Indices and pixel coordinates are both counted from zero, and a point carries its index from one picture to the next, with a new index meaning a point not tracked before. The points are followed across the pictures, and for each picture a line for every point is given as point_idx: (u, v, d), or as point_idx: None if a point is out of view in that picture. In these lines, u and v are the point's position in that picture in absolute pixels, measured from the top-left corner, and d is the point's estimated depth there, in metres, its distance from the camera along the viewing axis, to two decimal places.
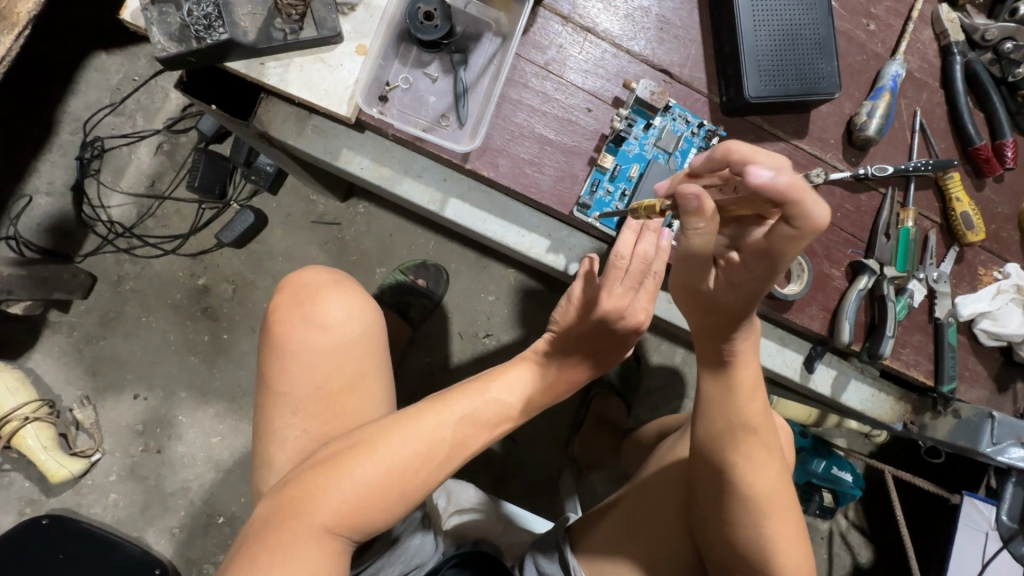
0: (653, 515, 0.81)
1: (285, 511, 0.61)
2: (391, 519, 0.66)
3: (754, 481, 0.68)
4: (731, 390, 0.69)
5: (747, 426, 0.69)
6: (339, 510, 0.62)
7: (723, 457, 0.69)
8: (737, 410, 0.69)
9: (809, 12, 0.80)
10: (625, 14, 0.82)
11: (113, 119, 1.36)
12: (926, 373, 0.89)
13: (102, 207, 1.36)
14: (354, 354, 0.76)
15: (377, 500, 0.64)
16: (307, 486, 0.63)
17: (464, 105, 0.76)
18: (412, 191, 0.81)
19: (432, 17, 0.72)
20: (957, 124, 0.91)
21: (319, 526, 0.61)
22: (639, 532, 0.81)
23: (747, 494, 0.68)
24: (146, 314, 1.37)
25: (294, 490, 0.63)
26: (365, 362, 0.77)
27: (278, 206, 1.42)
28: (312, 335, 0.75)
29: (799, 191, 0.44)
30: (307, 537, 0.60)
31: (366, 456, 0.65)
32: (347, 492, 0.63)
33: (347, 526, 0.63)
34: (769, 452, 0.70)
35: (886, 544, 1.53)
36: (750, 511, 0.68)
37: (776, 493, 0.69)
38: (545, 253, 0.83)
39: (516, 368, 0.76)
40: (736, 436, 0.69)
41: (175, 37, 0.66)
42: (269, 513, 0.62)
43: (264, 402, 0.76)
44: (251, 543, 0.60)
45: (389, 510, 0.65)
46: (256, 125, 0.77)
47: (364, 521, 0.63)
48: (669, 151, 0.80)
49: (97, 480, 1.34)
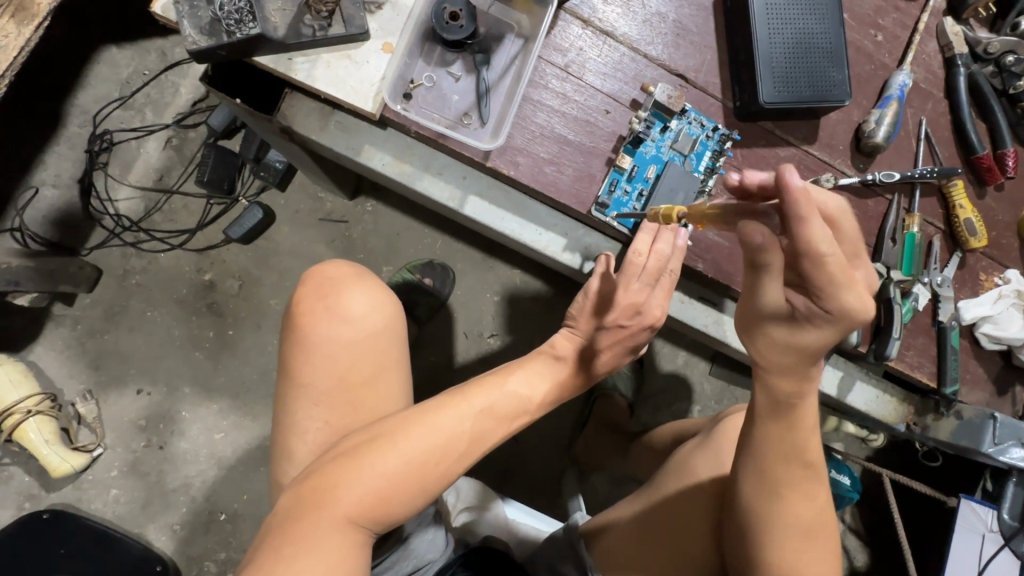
0: (681, 524, 0.83)
1: (307, 503, 0.61)
2: (410, 511, 0.66)
3: (801, 510, 0.68)
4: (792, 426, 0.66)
5: (802, 460, 0.68)
6: (361, 501, 0.62)
7: (770, 486, 0.68)
8: (794, 446, 0.67)
9: (822, 22, 0.82)
10: (642, 20, 0.84)
11: (122, 113, 1.36)
12: (929, 375, 0.91)
13: (109, 201, 1.36)
14: (374, 347, 0.77)
15: (398, 492, 0.64)
16: (329, 478, 0.63)
17: (486, 104, 0.78)
18: (432, 188, 0.82)
19: (457, 17, 0.73)
20: (960, 133, 0.93)
21: (342, 518, 0.61)
22: (665, 539, 0.83)
23: (789, 522, 0.68)
24: (151, 309, 1.37)
25: (316, 482, 0.63)
26: (386, 355, 0.78)
27: (286, 203, 1.42)
28: (334, 328, 0.76)
29: (800, 204, 0.46)
30: (330, 530, 0.60)
31: (387, 448, 0.65)
32: (368, 483, 0.63)
33: (367, 518, 0.62)
34: (814, 481, 0.69)
35: (883, 547, 1.55)
36: (791, 538, 0.68)
37: (818, 521, 0.69)
38: (561, 251, 0.84)
39: (534, 364, 0.76)
40: (782, 466, 0.68)
41: (206, 31, 0.68)
42: (292, 504, 0.62)
43: (284, 393, 0.77)
44: (274, 534, 0.60)
45: (409, 503, 0.65)
46: (280, 120, 0.77)
47: (384, 512, 0.64)
48: (685, 153, 0.81)
49: (98, 475, 1.33)
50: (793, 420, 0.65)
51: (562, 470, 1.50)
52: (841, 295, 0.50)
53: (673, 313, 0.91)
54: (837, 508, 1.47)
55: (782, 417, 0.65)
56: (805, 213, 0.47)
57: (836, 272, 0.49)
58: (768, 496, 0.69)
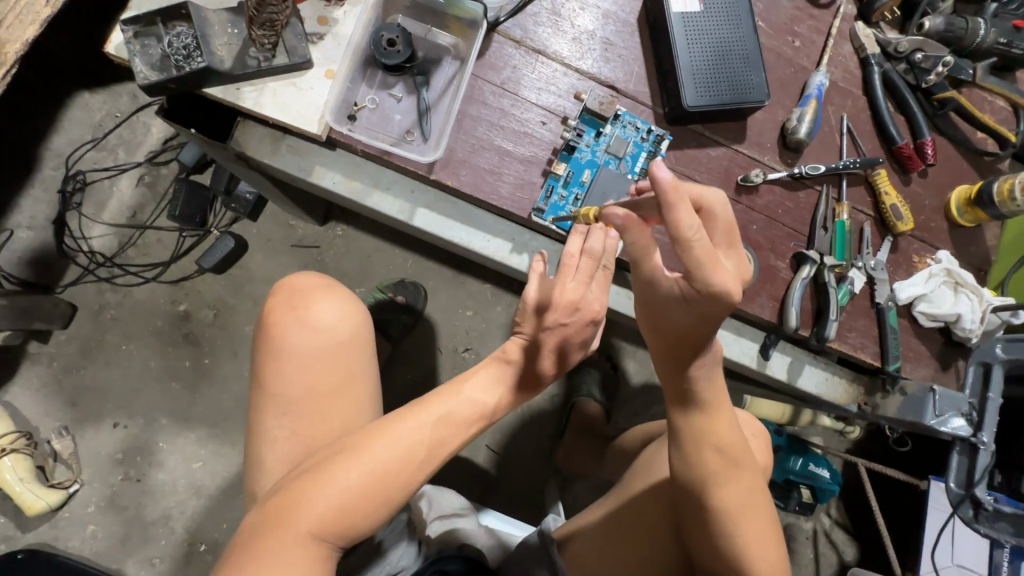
0: (642, 523, 0.86)
1: (274, 519, 0.65)
2: (374, 522, 0.69)
3: (728, 493, 0.72)
4: (704, 412, 0.72)
5: (716, 443, 0.72)
6: (325, 514, 0.65)
7: (701, 475, 0.72)
8: (705, 430, 0.72)
9: (736, 31, 0.89)
10: (572, 38, 0.90)
11: (95, 153, 1.41)
12: (872, 355, 0.95)
13: (83, 239, 1.39)
14: (344, 357, 0.79)
15: (362, 504, 0.67)
16: (294, 493, 0.66)
17: (427, 121, 0.83)
18: (381, 203, 0.85)
19: (395, 43, 0.79)
20: (880, 127, 1.00)
21: (305, 532, 0.64)
22: (631, 539, 0.86)
23: (723, 506, 0.72)
24: (128, 342, 1.39)
25: (282, 499, 0.66)
26: (354, 365, 0.79)
27: (258, 232, 1.46)
28: (304, 338, 0.78)
29: (672, 194, 0.50)
30: (293, 543, 0.64)
31: (350, 462, 0.68)
32: (331, 496, 0.66)
33: (332, 531, 0.66)
34: (738, 464, 0.73)
35: (868, 539, 1.56)
36: (730, 520, 0.72)
37: (751, 502, 0.73)
38: (508, 256, 0.88)
39: (487, 369, 0.78)
40: (706, 454, 0.72)
41: (156, 67, 0.73)
42: (260, 520, 0.66)
43: (257, 400, 0.78)
44: (244, 549, 0.64)
45: (373, 514, 0.68)
46: (233, 146, 0.82)
47: (348, 524, 0.67)
48: (620, 156, 0.87)
49: (75, 512, 1.32)
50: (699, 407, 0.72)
51: (543, 481, 1.51)
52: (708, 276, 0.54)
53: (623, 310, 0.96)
54: (819, 502, 1.50)
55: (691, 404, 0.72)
56: (675, 202, 0.50)
57: (700, 254, 0.53)
58: (703, 483, 0.72)
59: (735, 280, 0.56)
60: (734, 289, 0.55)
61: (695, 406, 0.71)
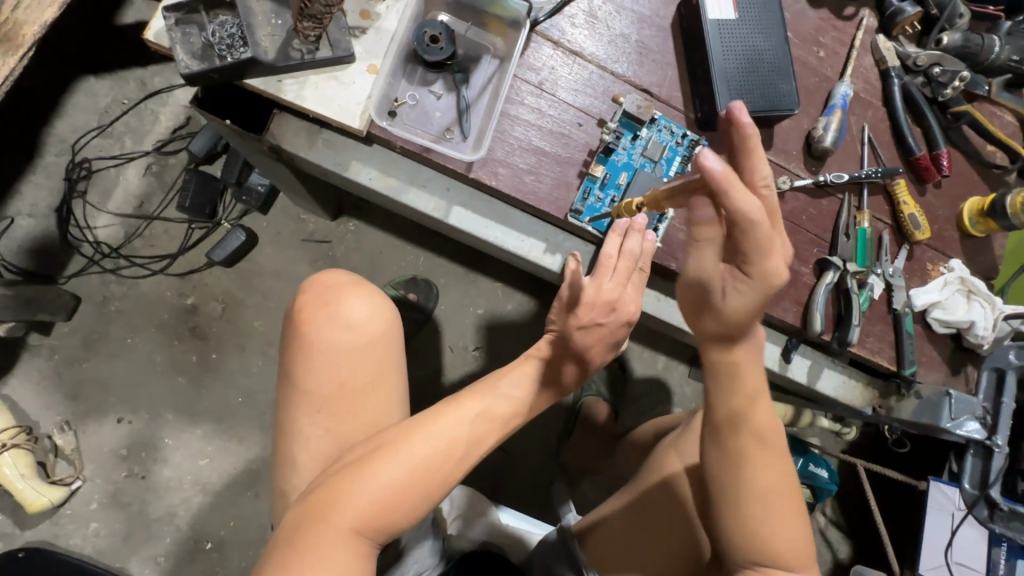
0: (658, 516, 0.87)
1: (314, 516, 0.63)
2: (413, 519, 0.68)
3: (754, 482, 0.71)
4: (733, 396, 0.70)
5: (747, 426, 0.71)
6: (366, 511, 0.64)
7: (728, 455, 0.72)
8: (738, 413, 0.71)
9: (769, 40, 0.91)
10: (608, 41, 0.91)
11: (101, 141, 1.37)
12: (888, 359, 0.98)
13: (88, 228, 1.35)
14: (381, 356, 0.76)
15: (401, 499, 0.66)
16: (334, 490, 0.65)
17: (467, 119, 0.83)
18: (417, 200, 0.85)
19: (438, 40, 0.79)
20: (899, 138, 1.03)
21: (346, 528, 0.63)
22: (647, 532, 0.87)
23: (750, 487, 0.71)
24: (133, 335, 1.35)
25: (320, 495, 0.65)
26: (387, 362, 0.77)
27: (269, 225, 1.44)
28: (338, 335, 0.75)
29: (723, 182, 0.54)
30: (334, 541, 0.62)
31: (388, 458, 0.67)
32: (372, 492, 0.65)
33: (372, 527, 0.64)
34: (768, 448, 0.72)
35: (862, 537, 1.61)
36: (754, 503, 0.71)
37: (777, 486, 0.72)
38: (542, 256, 0.88)
39: (521, 368, 0.77)
40: (736, 435, 0.71)
41: (198, 56, 0.71)
42: (298, 517, 0.64)
43: (287, 398, 0.76)
44: (283, 549, 0.62)
45: (412, 511, 0.67)
46: (268, 139, 0.80)
47: (387, 521, 0.65)
48: (655, 159, 0.87)
49: (76, 509, 1.28)
50: (734, 390, 0.70)
51: (551, 478, 1.52)
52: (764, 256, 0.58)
53: (651, 311, 0.96)
54: (818, 501, 1.54)
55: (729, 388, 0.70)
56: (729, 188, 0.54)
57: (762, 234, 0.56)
58: (731, 464, 0.72)
59: (782, 262, 0.60)
60: (779, 265, 0.59)
61: (723, 386, 0.71)
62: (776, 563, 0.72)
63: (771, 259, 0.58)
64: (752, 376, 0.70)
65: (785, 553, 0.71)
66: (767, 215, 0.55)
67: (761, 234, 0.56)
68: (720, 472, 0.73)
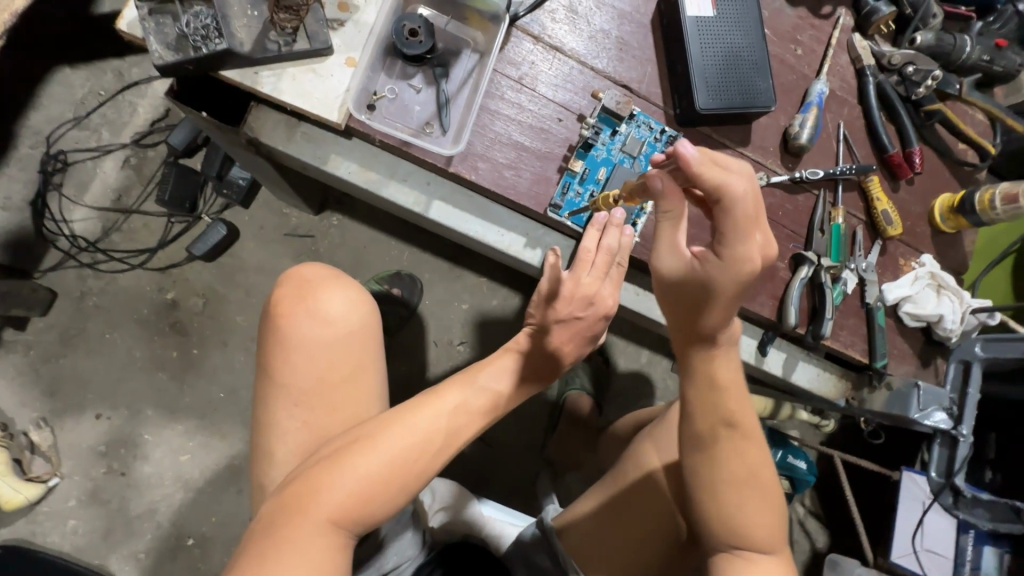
0: (636, 506, 0.90)
1: (290, 509, 0.63)
2: (390, 511, 0.68)
3: (735, 466, 0.73)
4: (712, 386, 0.72)
5: (724, 416, 0.73)
6: (342, 503, 0.64)
7: (705, 448, 0.74)
8: (717, 404, 0.72)
9: (746, 38, 0.92)
10: (588, 36, 0.91)
11: (78, 132, 1.35)
12: (861, 352, 1.00)
13: (64, 222, 1.33)
14: (360, 350, 0.76)
15: (378, 491, 0.66)
16: (311, 483, 0.65)
17: (447, 113, 0.83)
18: (397, 195, 0.85)
19: (417, 34, 0.79)
20: (874, 135, 1.05)
21: (323, 520, 0.63)
22: (624, 523, 0.89)
23: (728, 478, 0.73)
24: (111, 330, 1.34)
25: (297, 487, 0.65)
26: (366, 355, 0.77)
27: (250, 219, 1.43)
28: (316, 329, 0.74)
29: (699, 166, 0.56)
30: (311, 533, 0.62)
31: (365, 450, 0.67)
32: (348, 484, 0.65)
33: (348, 519, 0.65)
34: (747, 438, 0.74)
35: (839, 527, 1.65)
36: (731, 490, 0.73)
37: (755, 472, 0.73)
38: (522, 251, 0.89)
39: (500, 360, 0.77)
40: (711, 427, 0.73)
41: (172, 47, 0.70)
42: (275, 509, 0.64)
43: (266, 392, 0.75)
44: (259, 541, 0.62)
45: (389, 503, 0.67)
46: (246, 132, 0.80)
47: (364, 513, 0.66)
48: (634, 155, 0.87)
49: (55, 507, 1.27)
50: (709, 381, 0.72)
51: (535, 472, 1.53)
52: (737, 242, 0.59)
53: (629, 304, 0.97)
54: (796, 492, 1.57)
55: (706, 381, 0.72)
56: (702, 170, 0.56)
57: (737, 218, 0.58)
58: (708, 459, 0.73)
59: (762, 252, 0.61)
60: (755, 255, 0.60)
61: (700, 379, 0.72)
62: (751, 547, 0.73)
63: (744, 245, 0.60)
64: (724, 372, 0.72)
65: (762, 540, 0.72)
66: (748, 190, 0.56)
67: (737, 218, 0.58)
68: (697, 463, 0.74)
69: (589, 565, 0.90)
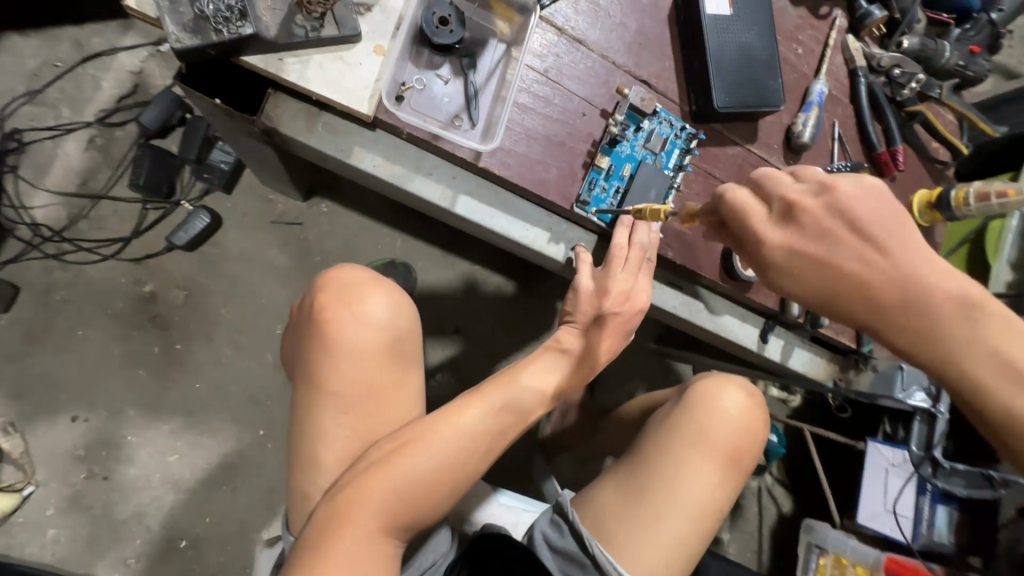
0: (657, 485, 0.94)
1: (343, 514, 0.63)
2: (438, 512, 0.69)
3: (929, 280, 0.51)
4: (875, 210, 0.53)
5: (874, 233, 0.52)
6: (395, 506, 0.65)
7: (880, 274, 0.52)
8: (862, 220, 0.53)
9: (759, 37, 0.94)
10: (609, 29, 0.91)
11: (32, 109, 1.24)
12: (849, 338, 1.08)
13: (24, 209, 1.23)
14: (402, 354, 0.75)
15: (429, 494, 0.67)
16: (363, 488, 0.65)
17: (476, 106, 0.81)
18: (423, 189, 0.82)
19: (447, 22, 0.76)
20: (863, 134, 1.11)
21: (376, 525, 0.64)
22: (643, 501, 0.93)
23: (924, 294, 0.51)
24: (83, 326, 1.24)
25: (347, 494, 0.65)
26: (407, 358, 0.76)
27: (233, 206, 1.35)
28: (359, 332, 0.73)
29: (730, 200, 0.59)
30: (365, 537, 0.63)
31: (417, 454, 0.67)
32: (399, 488, 0.65)
33: (399, 522, 0.66)
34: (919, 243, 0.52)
35: (808, 494, 1.78)
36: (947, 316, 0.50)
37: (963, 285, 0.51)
38: (546, 245, 0.89)
39: (542, 358, 0.78)
40: (885, 255, 0.52)
41: (189, 28, 0.65)
42: (327, 515, 0.64)
43: (306, 396, 0.73)
44: (313, 548, 0.61)
45: (437, 504, 0.68)
46: (264, 121, 0.75)
47: (414, 516, 0.67)
48: (656, 151, 0.89)
49: (30, 517, 1.18)
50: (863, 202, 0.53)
51: (531, 455, 1.57)
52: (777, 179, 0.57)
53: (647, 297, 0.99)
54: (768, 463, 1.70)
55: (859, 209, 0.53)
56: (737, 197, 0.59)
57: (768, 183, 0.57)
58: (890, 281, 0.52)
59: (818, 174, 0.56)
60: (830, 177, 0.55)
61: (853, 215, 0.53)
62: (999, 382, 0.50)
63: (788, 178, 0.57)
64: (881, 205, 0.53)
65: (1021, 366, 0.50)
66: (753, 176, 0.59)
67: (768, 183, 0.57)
68: (953, 334, 0.50)
69: (608, 538, 0.91)
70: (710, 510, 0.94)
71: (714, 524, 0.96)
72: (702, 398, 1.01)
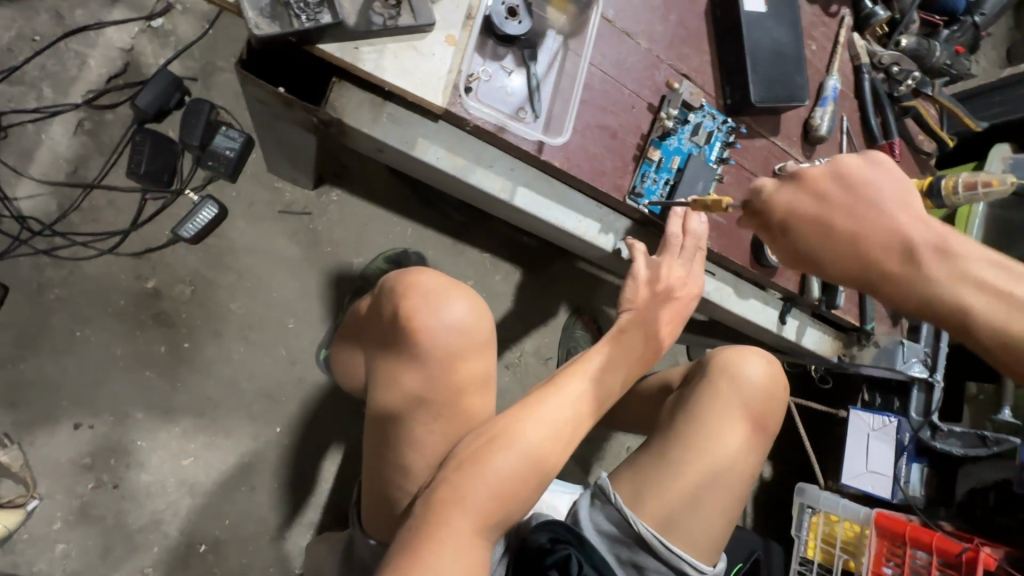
0: (695, 459, 0.99)
1: (438, 513, 0.64)
2: (524, 508, 0.70)
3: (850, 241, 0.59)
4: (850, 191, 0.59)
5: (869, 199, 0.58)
6: (488, 504, 0.66)
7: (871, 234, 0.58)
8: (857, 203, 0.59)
9: (790, 33, 0.98)
10: (653, 22, 0.93)
11: (9, 88, 1.14)
12: (854, 316, 1.16)
13: (7, 200, 1.14)
14: (477, 355, 0.76)
15: (517, 489, 0.68)
16: (457, 486, 0.66)
17: (539, 98, 0.83)
18: (484, 181, 0.81)
19: (516, 13, 0.78)
20: (866, 128, 1.19)
21: (471, 523, 0.64)
22: (684, 477, 0.97)
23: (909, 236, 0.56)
24: (82, 327, 1.16)
25: (441, 493, 0.66)
26: (485, 359, 0.77)
27: (238, 195, 1.28)
28: (439, 335, 0.73)
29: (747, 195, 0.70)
30: (462, 535, 0.63)
31: (503, 450, 0.68)
32: (491, 486, 0.66)
33: (493, 520, 0.66)
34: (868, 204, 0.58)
35: (794, 460, 1.91)
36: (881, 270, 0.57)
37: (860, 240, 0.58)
38: (597, 236, 0.90)
39: (609, 346, 0.80)
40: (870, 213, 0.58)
41: (268, 15, 0.65)
42: (422, 516, 0.64)
43: (392, 399, 0.74)
44: (411, 547, 0.62)
45: (525, 499, 0.69)
46: (329, 112, 0.73)
47: (505, 512, 0.67)
48: (701, 145, 0.93)
49: (34, 532, 1.10)
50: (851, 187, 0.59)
51: None
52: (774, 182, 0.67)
53: None
54: None
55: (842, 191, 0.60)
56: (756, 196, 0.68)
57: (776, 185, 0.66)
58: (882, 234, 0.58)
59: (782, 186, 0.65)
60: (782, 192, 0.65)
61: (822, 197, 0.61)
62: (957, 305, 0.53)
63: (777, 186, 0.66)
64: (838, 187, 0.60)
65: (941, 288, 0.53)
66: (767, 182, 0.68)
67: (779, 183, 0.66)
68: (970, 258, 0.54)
69: (653, 516, 0.94)
70: (740, 478, 1.01)
71: (747, 489, 1.02)
72: (728, 366, 1.07)
